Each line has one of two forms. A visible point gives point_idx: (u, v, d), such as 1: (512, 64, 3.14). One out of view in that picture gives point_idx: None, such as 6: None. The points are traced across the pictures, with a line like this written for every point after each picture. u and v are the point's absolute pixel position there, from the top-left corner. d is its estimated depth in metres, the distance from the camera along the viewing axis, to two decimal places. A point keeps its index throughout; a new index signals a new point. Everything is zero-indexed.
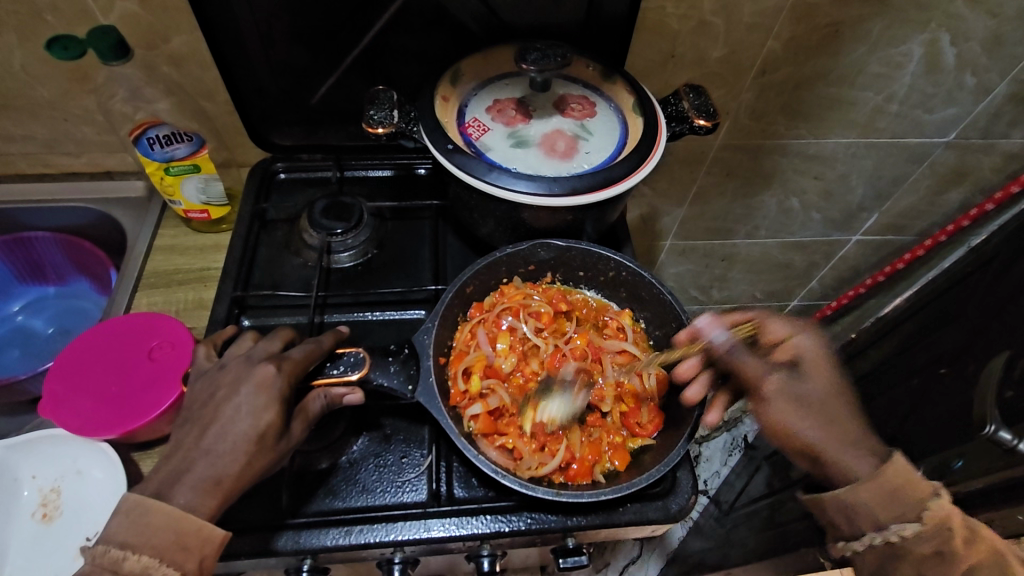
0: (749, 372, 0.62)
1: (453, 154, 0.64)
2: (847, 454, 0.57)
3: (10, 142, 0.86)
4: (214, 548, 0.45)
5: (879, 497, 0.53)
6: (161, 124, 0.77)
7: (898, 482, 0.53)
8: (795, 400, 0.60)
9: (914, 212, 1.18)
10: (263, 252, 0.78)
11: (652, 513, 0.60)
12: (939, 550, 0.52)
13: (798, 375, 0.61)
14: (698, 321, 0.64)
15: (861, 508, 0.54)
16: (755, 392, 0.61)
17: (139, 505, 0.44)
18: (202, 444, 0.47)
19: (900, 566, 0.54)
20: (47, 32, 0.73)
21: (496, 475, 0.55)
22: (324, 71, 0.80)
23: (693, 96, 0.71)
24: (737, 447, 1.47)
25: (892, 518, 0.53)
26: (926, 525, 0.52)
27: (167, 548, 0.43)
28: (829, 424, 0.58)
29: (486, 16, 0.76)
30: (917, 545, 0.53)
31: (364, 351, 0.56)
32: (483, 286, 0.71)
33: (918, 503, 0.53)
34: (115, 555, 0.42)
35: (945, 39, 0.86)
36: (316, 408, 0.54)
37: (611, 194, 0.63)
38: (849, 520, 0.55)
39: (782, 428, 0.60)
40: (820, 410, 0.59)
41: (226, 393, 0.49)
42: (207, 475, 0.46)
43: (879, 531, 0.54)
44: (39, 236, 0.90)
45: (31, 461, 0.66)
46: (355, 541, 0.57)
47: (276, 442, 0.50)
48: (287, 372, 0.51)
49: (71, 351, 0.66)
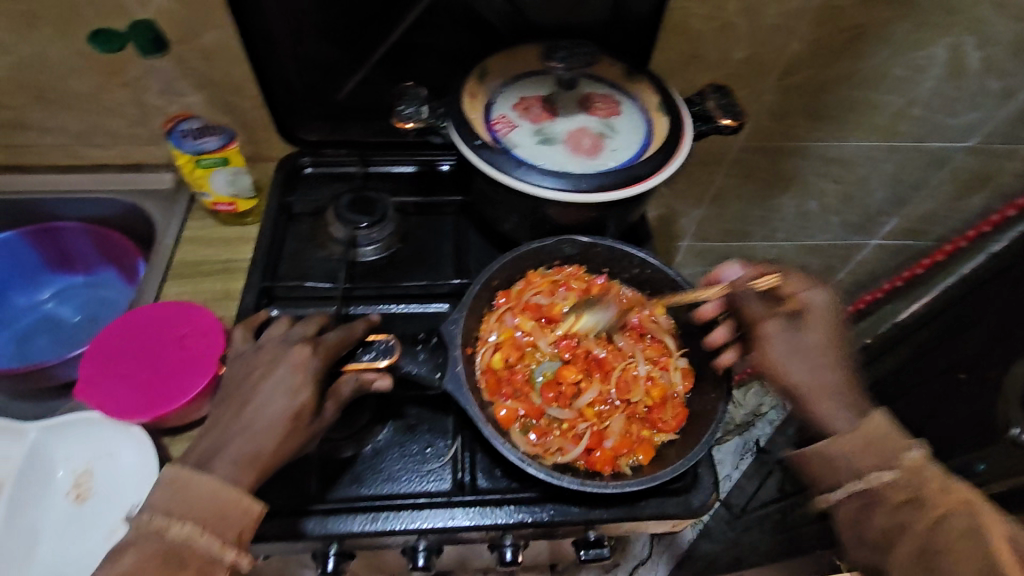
0: (753, 315, 0.63)
1: (481, 150, 0.65)
2: (830, 406, 0.58)
3: (43, 133, 0.88)
4: (251, 521, 0.46)
5: (861, 445, 0.55)
6: (193, 117, 0.81)
7: (878, 434, 0.55)
8: (795, 348, 0.61)
9: (933, 216, 1.17)
10: (291, 244, 0.79)
11: (673, 507, 0.61)
12: (913, 497, 0.52)
13: (800, 327, 0.61)
14: (722, 266, 0.67)
15: (839, 459, 0.55)
16: (756, 336, 0.62)
17: (180, 477, 0.46)
18: (240, 420, 0.49)
19: (876, 516, 0.53)
20: (85, 26, 0.74)
21: (521, 463, 0.55)
22: (351, 67, 0.82)
23: (718, 96, 0.71)
24: (749, 451, 1.47)
25: (873, 466, 0.54)
26: (903, 472, 0.53)
27: (208, 518, 0.45)
28: (815, 373, 0.59)
29: (512, 14, 0.77)
30: (892, 492, 0.53)
31: (394, 338, 0.58)
32: (509, 279, 0.71)
33: (897, 451, 0.54)
34: (159, 522, 0.44)
35: (970, 43, 0.86)
36: (347, 391, 0.54)
37: (637, 191, 0.64)
38: (832, 472, 0.56)
39: (773, 373, 0.61)
40: (817, 363, 0.60)
41: (263, 371, 0.52)
42: (244, 450, 0.48)
43: (860, 479, 0.54)
44: (69, 227, 0.92)
45: (65, 443, 0.68)
46: (381, 527, 0.58)
47: (311, 420, 0.51)
48: (322, 354, 0.53)
49: (105, 337, 0.67)
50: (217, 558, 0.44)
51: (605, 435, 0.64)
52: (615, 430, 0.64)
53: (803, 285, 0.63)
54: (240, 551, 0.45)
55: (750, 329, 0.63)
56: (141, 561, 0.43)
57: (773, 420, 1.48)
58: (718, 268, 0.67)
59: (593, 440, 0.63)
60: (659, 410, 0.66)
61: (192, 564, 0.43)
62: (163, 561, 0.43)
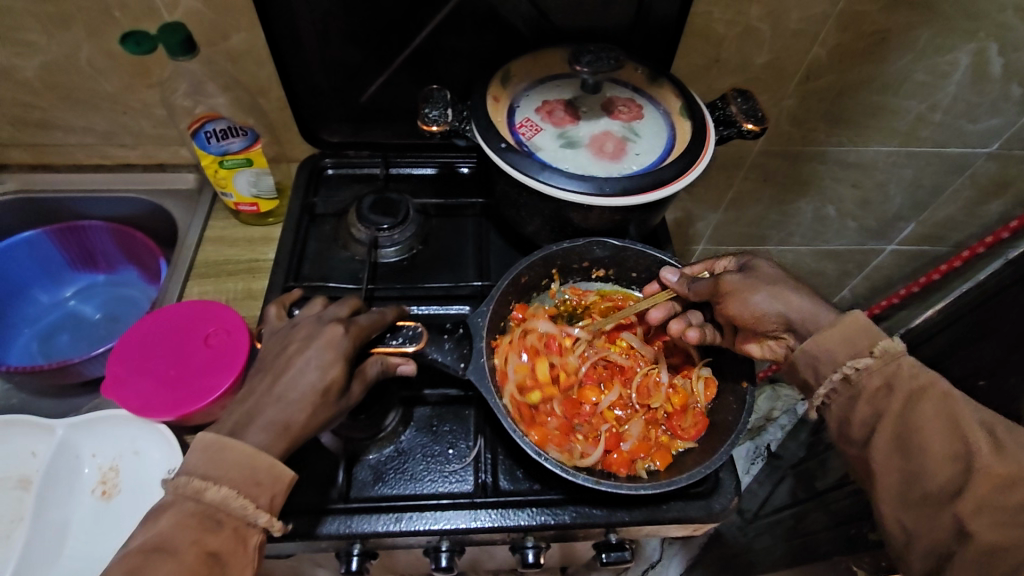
0: (707, 286, 0.63)
1: (506, 152, 0.65)
2: (808, 312, 0.57)
3: (69, 133, 0.90)
4: (283, 487, 0.47)
5: (838, 339, 0.54)
6: (218, 118, 0.80)
7: (856, 329, 0.54)
8: (762, 284, 0.59)
9: (951, 223, 1.16)
10: (313, 245, 0.80)
11: (695, 511, 0.61)
12: (889, 382, 0.53)
13: (754, 269, 0.62)
14: (664, 273, 0.67)
15: (824, 354, 0.55)
16: (722, 296, 0.61)
17: (216, 443, 0.46)
18: (274, 391, 0.49)
19: (859, 405, 0.54)
20: (115, 28, 0.76)
21: (538, 457, 0.56)
22: (374, 70, 0.83)
23: (741, 100, 0.71)
24: (760, 455, 1.46)
25: (848, 355, 0.54)
26: (878, 360, 0.53)
27: (243, 482, 0.45)
28: (793, 295, 0.58)
29: (536, 18, 0.78)
30: (867, 380, 0.54)
31: (421, 326, 0.60)
32: (536, 276, 0.72)
33: (870, 341, 0.54)
34: (197, 485, 0.44)
35: (993, 49, 0.85)
36: (373, 373, 0.55)
37: (661, 196, 0.64)
38: (815, 371, 0.56)
39: (754, 317, 0.59)
40: (781, 287, 0.59)
41: (298, 346, 0.52)
42: (277, 419, 0.48)
43: (837, 369, 0.54)
44: (93, 225, 0.93)
45: (91, 439, 0.68)
46: (404, 528, 0.58)
47: (338, 398, 0.51)
48: (353, 334, 0.54)
49: (132, 334, 0.68)
50: (251, 521, 0.45)
51: (627, 439, 0.65)
52: (634, 433, 0.65)
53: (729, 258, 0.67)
54: (272, 516, 0.46)
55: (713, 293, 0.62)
56: (179, 522, 0.43)
57: (784, 425, 1.47)
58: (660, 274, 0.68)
59: (613, 444, 0.64)
60: (679, 417, 0.67)
61: (228, 525, 0.45)
62: (201, 522, 0.44)
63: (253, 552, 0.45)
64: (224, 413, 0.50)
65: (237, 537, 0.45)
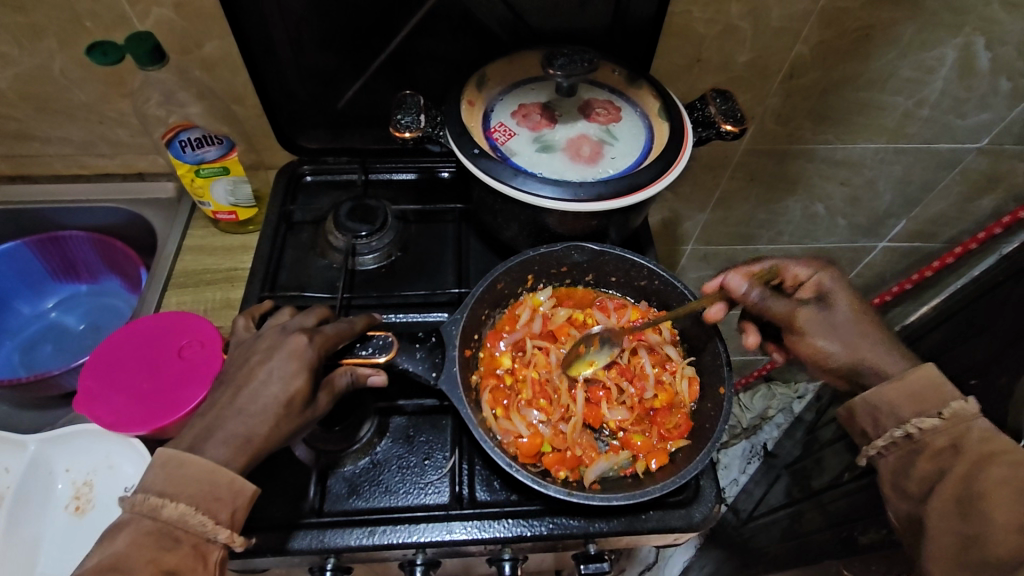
0: (782, 311, 0.61)
1: (480, 159, 0.64)
2: (881, 359, 0.57)
3: (48, 143, 0.89)
4: (244, 501, 0.46)
5: (906, 395, 0.54)
6: (193, 127, 0.79)
7: (926, 384, 0.54)
8: (835, 326, 0.59)
9: (942, 219, 1.15)
10: (290, 253, 0.79)
11: (674, 520, 0.60)
12: (955, 443, 0.51)
13: (830, 305, 0.60)
14: (727, 278, 0.63)
15: (885, 405, 0.55)
16: (793, 329, 0.60)
17: (173, 459, 0.45)
18: (235, 404, 0.48)
19: (919, 462, 0.53)
20: (86, 38, 0.75)
21: (509, 468, 0.55)
22: (351, 76, 0.82)
23: (720, 101, 0.70)
24: (756, 455, 1.45)
25: (915, 413, 0.54)
26: (948, 419, 0.52)
27: (201, 498, 0.44)
28: (869, 347, 0.58)
29: (512, 21, 0.77)
30: (932, 438, 0.52)
31: (392, 335, 0.59)
32: (514, 282, 0.71)
33: (941, 401, 0.53)
34: (154, 502, 0.43)
35: (980, 43, 0.84)
36: (342, 384, 0.55)
37: (636, 200, 0.63)
38: (875, 421, 0.56)
39: (821, 358, 0.59)
40: (855, 330, 0.59)
41: (260, 358, 0.51)
42: (238, 432, 0.47)
43: (899, 426, 0.54)
44: (72, 235, 0.92)
45: (66, 454, 0.68)
46: (378, 541, 0.57)
47: (303, 409, 0.50)
48: (318, 344, 0.53)
49: (104, 348, 0.66)
50: (211, 538, 0.45)
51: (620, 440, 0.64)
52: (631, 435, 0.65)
53: (810, 268, 0.62)
54: (233, 532, 0.46)
55: (787, 325, 0.61)
56: (135, 540, 0.42)
57: (780, 424, 1.45)
58: (724, 280, 0.63)
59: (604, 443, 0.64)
60: (668, 408, 0.67)
61: (186, 542, 0.44)
62: (157, 539, 0.43)
63: (214, 569, 0.45)
64: (185, 427, 0.49)
65: (196, 554, 0.44)
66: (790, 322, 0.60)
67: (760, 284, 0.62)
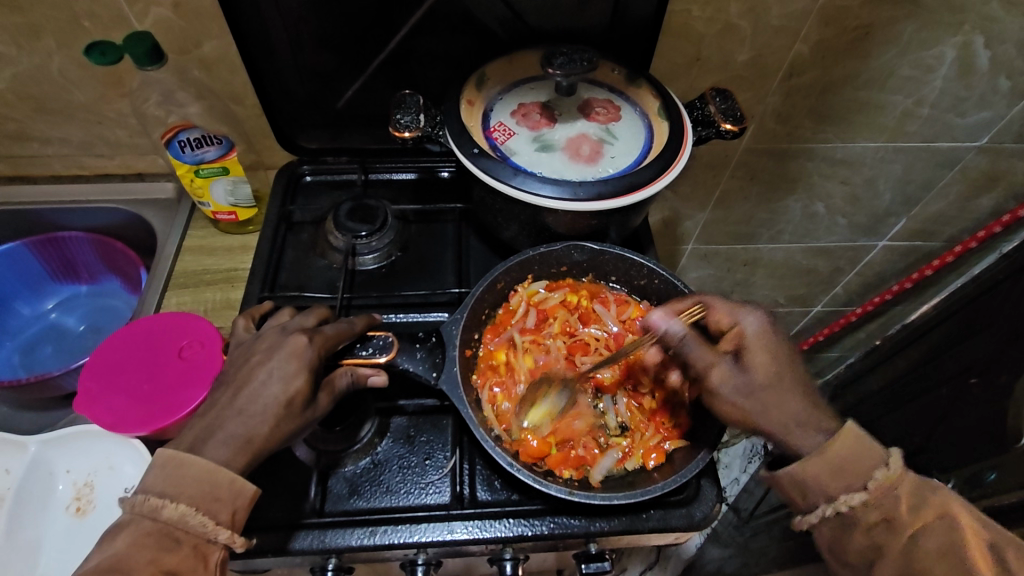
0: (697, 360, 0.58)
1: (479, 158, 0.64)
2: (794, 431, 0.54)
3: (47, 144, 0.89)
4: (244, 502, 0.46)
5: (831, 471, 0.52)
6: (192, 127, 0.79)
7: (852, 452, 0.52)
8: (752, 386, 0.56)
9: (943, 217, 1.14)
10: (290, 253, 0.79)
11: (675, 520, 0.60)
12: (887, 516, 0.51)
13: (744, 363, 0.57)
14: (650, 315, 0.59)
15: (813, 484, 0.52)
16: (706, 384, 0.58)
17: (173, 459, 0.45)
18: (235, 405, 0.48)
19: (855, 535, 0.52)
20: (85, 38, 0.75)
21: (510, 468, 0.55)
22: (349, 75, 0.82)
23: (720, 100, 0.70)
24: (756, 454, 1.46)
25: (843, 489, 0.52)
26: (875, 493, 0.51)
27: (202, 498, 0.44)
28: (785, 415, 0.55)
29: (512, 21, 0.77)
30: (866, 513, 0.51)
31: (392, 335, 0.58)
32: (514, 282, 0.71)
33: (869, 468, 0.52)
34: (154, 503, 0.43)
35: (979, 42, 0.84)
36: (343, 384, 0.55)
37: (635, 200, 0.63)
38: (805, 496, 0.53)
39: (736, 419, 0.57)
40: (772, 394, 0.56)
41: (260, 358, 0.51)
42: (238, 433, 0.47)
43: (830, 502, 0.52)
44: (71, 236, 0.92)
45: (66, 456, 0.68)
46: (379, 542, 0.57)
47: (303, 409, 0.50)
48: (318, 344, 0.53)
49: (104, 349, 0.66)
50: (211, 539, 0.45)
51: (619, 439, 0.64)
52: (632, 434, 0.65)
53: (732, 313, 0.59)
54: (234, 533, 0.46)
55: (701, 377, 0.58)
56: (135, 541, 0.42)
57: None
58: (647, 320, 0.59)
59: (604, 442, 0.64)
60: (668, 407, 0.67)
61: (187, 543, 0.44)
62: (157, 540, 0.43)
63: (214, 570, 0.45)
64: (185, 428, 0.49)
65: (197, 555, 0.44)
66: (706, 375, 0.58)
67: (684, 324, 0.59)
